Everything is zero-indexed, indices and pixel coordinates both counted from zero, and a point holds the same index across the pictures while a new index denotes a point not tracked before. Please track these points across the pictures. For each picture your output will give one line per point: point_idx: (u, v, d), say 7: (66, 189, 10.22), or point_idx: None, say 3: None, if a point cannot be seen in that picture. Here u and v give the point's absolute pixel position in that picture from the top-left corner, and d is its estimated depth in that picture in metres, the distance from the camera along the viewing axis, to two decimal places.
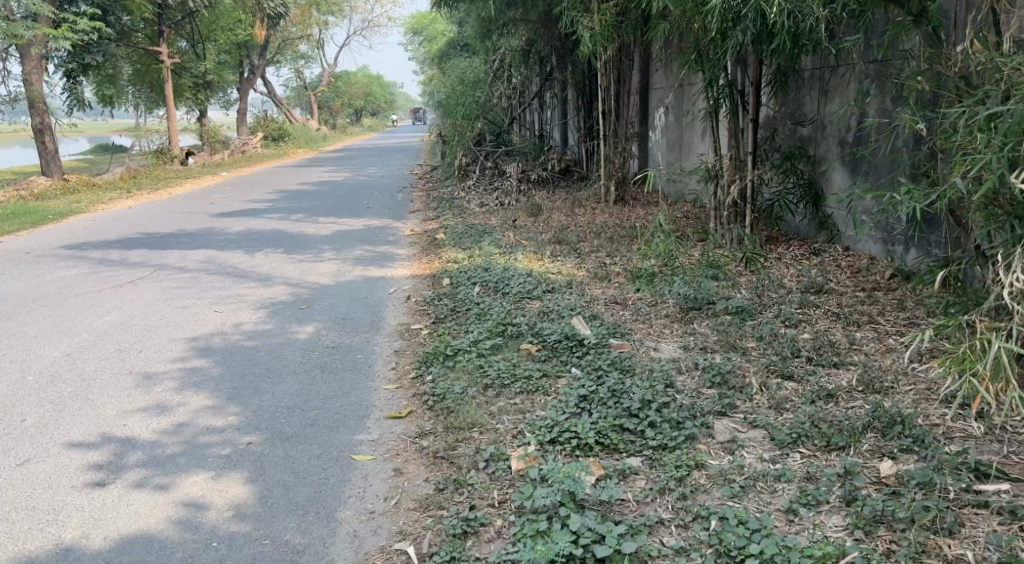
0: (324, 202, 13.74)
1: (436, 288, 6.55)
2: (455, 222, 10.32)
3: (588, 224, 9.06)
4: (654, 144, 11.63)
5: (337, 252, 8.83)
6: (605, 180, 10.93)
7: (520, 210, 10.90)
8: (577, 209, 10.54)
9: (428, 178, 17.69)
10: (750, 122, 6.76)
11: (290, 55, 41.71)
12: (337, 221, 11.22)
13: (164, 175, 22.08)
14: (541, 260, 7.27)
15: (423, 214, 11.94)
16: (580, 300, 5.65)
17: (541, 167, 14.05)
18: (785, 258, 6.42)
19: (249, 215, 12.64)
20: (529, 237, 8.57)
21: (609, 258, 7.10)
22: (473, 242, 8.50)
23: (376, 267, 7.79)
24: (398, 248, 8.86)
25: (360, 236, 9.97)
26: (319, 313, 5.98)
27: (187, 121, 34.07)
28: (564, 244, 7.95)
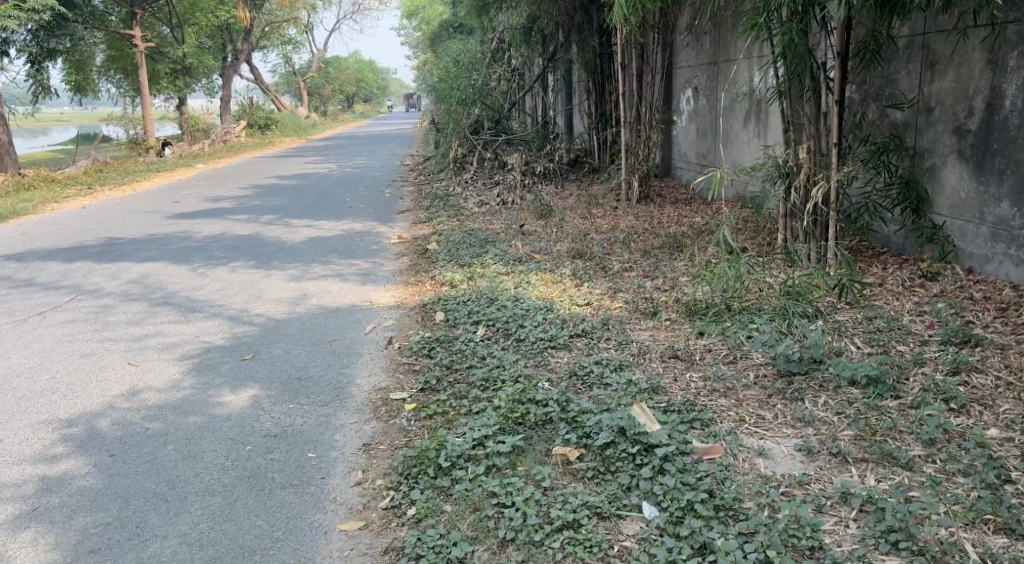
0: (303, 200, 12.17)
1: (426, 326, 4.97)
2: (450, 227, 8.74)
3: (612, 232, 7.47)
4: (682, 132, 10.08)
5: (306, 264, 7.24)
6: (627, 175, 9.37)
7: (528, 211, 9.31)
8: (594, 210, 8.96)
9: (420, 170, 16.12)
10: (834, 105, 5.14)
11: (277, 39, 39.92)
12: (313, 225, 9.65)
13: (136, 169, 20.46)
14: (561, 284, 5.70)
15: (414, 215, 10.37)
16: (624, 352, 4.09)
17: (547, 158, 12.50)
18: (891, 285, 4.86)
19: (214, 216, 11.06)
20: (541, 249, 6.99)
21: (649, 282, 5.53)
22: (472, 256, 6.92)
23: (351, 289, 6.20)
24: (381, 261, 7.29)
25: (337, 244, 8.38)
26: (264, 369, 4.40)
27: (166, 110, 32.31)
28: (587, 261, 6.38)
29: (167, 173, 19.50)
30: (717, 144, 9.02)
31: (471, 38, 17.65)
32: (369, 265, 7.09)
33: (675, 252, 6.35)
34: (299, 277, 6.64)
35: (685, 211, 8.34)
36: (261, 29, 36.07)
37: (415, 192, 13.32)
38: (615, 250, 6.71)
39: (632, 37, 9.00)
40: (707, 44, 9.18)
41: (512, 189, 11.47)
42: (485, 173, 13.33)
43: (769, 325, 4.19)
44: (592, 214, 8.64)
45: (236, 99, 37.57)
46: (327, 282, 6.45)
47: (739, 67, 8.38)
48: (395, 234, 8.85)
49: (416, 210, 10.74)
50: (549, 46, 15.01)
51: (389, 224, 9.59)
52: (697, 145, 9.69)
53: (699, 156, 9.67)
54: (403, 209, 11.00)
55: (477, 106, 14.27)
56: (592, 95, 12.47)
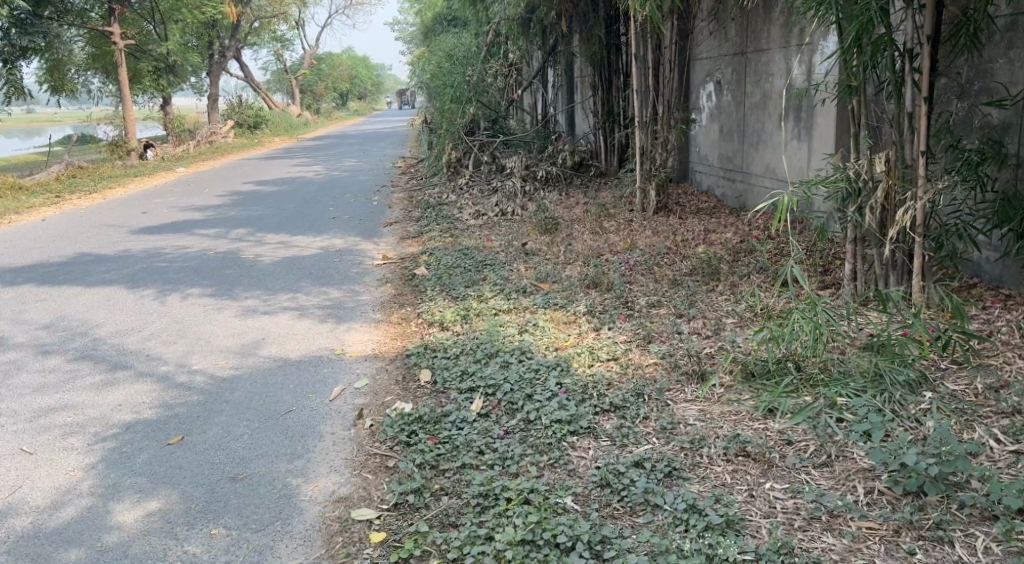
0: (283, 209, 11.10)
1: (407, 392, 3.88)
2: (443, 245, 7.68)
3: (631, 253, 6.42)
4: (701, 132, 9.03)
5: (271, 288, 6.18)
6: (643, 182, 8.31)
7: (530, 225, 8.25)
8: (606, 223, 7.91)
9: (413, 173, 15.04)
10: (925, 105, 4.08)
11: (267, 36, 38.75)
12: (288, 239, 8.58)
13: (113, 174, 19.37)
14: (578, 327, 4.64)
15: (403, 227, 9.32)
16: (671, 445, 3.03)
17: (549, 161, 11.45)
18: (1006, 334, 3.80)
19: (182, 228, 9.98)
20: (548, 276, 5.92)
21: (688, 324, 4.50)
22: (466, 286, 5.85)
23: (320, 327, 5.12)
24: (359, 287, 6.23)
25: (312, 264, 7.31)
26: (196, 458, 3.35)
27: (150, 110, 31.17)
28: (606, 293, 5.32)
29: (144, 179, 18.41)
30: (745, 146, 7.98)
31: (466, 32, 16.60)
32: (344, 291, 6.03)
33: (712, 282, 5.29)
34: (260, 309, 5.57)
35: (711, 224, 7.29)
36: (250, 25, 34.95)
37: (406, 198, 12.25)
38: (637, 278, 5.65)
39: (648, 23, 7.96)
40: (732, 32, 8.15)
41: (512, 197, 10.40)
42: (483, 177, 12.25)
43: (871, 403, 3.17)
44: (605, 230, 7.58)
45: (225, 98, 36.43)
46: (291, 316, 5.37)
47: (772, 58, 7.33)
48: (381, 252, 7.79)
49: (405, 222, 9.69)
50: (550, 38, 14.00)
51: (374, 239, 8.52)
52: (719, 146, 8.63)
53: (721, 160, 8.61)
54: (391, 220, 9.93)
55: (472, 104, 13.21)
56: (598, 92, 11.44)
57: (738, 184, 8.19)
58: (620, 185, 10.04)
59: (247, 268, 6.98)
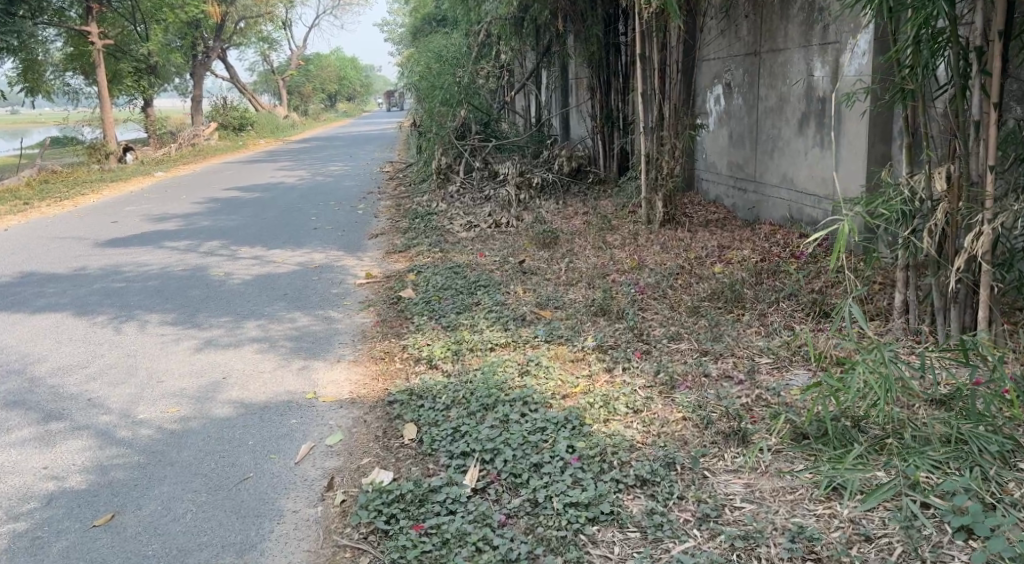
0: (262, 219, 10.49)
1: (388, 452, 3.25)
2: (432, 261, 7.07)
3: (640, 274, 5.82)
4: (708, 137, 8.42)
5: (240, 314, 5.55)
6: (649, 192, 7.69)
7: (528, 238, 7.64)
8: (610, 236, 7.32)
9: (401, 179, 14.40)
10: (995, 112, 3.44)
11: (253, 37, 37.99)
12: (263, 253, 7.96)
13: (88, 179, 18.70)
14: (588, 367, 4.04)
15: (389, 239, 8.72)
16: (718, 544, 2.47)
17: (545, 168, 10.83)
18: None
19: (152, 238, 9.32)
20: (549, 303, 5.31)
21: (718, 363, 3.90)
22: (455, 314, 5.22)
23: (291, 362, 4.50)
24: (338, 313, 5.62)
25: (288, 283, 6.70)
26: (129, 549, 2.75)
27: (131, 112, 30.41)
28: (616, 322, 4.71)
29: (121, 185, 17.76)
30: (759, 153, 7.38)
31: (457, 32, 16.00)
32: (321, 318, 5.42)
33: (738, 310, 4.69)
34: (226, 340, 4.95)
35: (725, 239, 6.68)
36: (235, 26, 34.29)
37: (393, 206, 11.63)
38: (651, 303, 5.04)
39: (654, 21, 7.38)
40: (744, 30, 7.56)
41: (506, 207, 9.78)
42: (475, 183, 11.62)
43: (963, 483, 2.59)
44: (609, 245, 6.98)
45: (209, 99, 35.74)
46: (259, 349, 4.75)
47: (790, 58, 6.74)
48: (364, 269, 7.18)
49: (391, 233, 9.06)
50: (544, 37, 13.43)
51: (357, 254, 7.92)
52: (728, 153, 8.03)
53: (731, 167, 8.00)
54: (377, 231, 9.33)
55: (462, 107, 12.60)
56: (596, 95, 10.85)
57: (750, 193, 7.59)
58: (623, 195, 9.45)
59: (214, 288, 6.36)
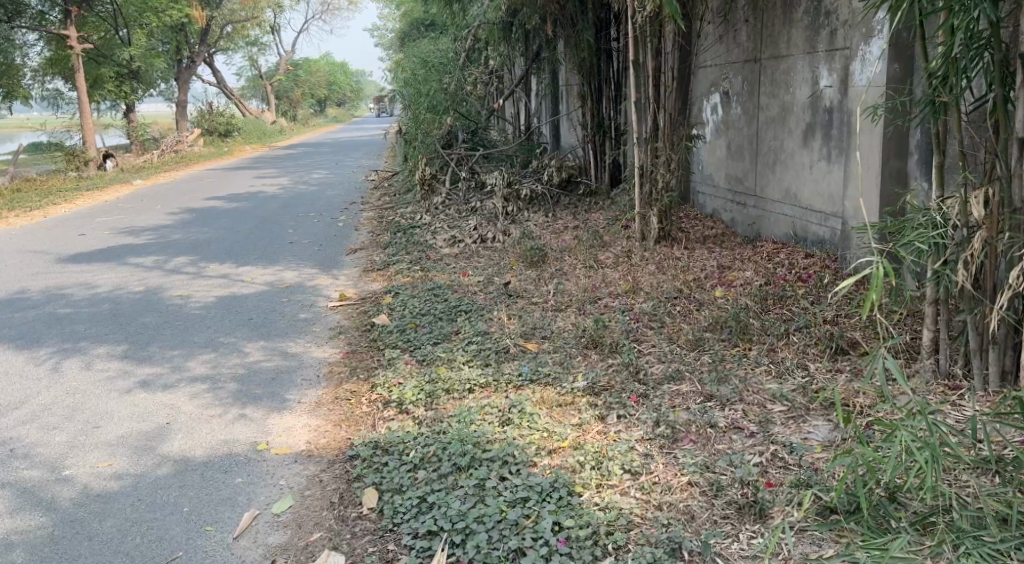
0: (236, 233, 10.02)
1: (344, 528, 2.82)
2: (410, 281, 6.61)
3: (635, 299, 5.36)
4: (705, 148, 7.99)
5: (196, 345, 5.08)
6: (643, 206, 7.23)
7: (515, 256, 7.18)
8: (603, 254, 6.87)
9: (386, 189, 13.94)
10: None
11: (240, 41, 37.46)
12: (232, 272, 7.49)
13: (63, 188, 18.18)
14: (578, 413, 3.58)
15: (368, 255, 8.25)
16: None
17: (534, 179, 10.38)
18: None
19: (118, 253, 8.83)
20: (535, 333, 4.84)
21: (724, 412, 3.45)
22: (431, 346, 4.76)
23: (245, 404, 4.04)
24: (305, 344, 5.15)
25: (254, 308, 6.24)
26: None
27: (113, 118, 29.83)
28: (609, 358, 4.26)
29: (96, 195, 17.24)
30: (759, 166, 6.93)
31: (443, 37, 15.59)
32: (284, 350, 4.95)
33: (745, 344, 4.23)
34: (176, 377, 4.48)
35: (725, 259, 6.23)
36: (221, 30, 33.81)
37: (376, 218, 11.16)
38: (648, 334, 4.57)
39: (647, 26, 6.95)
40: (744, 36, 7.13)
41: (493, 220, 9.31)
42: (461, 194, 11.14)
43: None
44: (602, 265, 6.52)
45: (195, 105, 35.22)
46: (211, 388, 4.28)
47: (793, 65, 6.31)
48: (337, 290, 6.72)
49: (370, 249, 8.60)
50: (534, 42, 13.09)
51: (331, 272, 7.46)
52: (726, 165, 7.59)
53: (729, 180, 7.56)
54: (355, 246, 8.86)
55: (450, 114, 12.26)
56: (586, 103, 10.42)
57: (750, 208, 7.14)
58: (615, 209, 9.01)
59: (173, 314, 5.89)
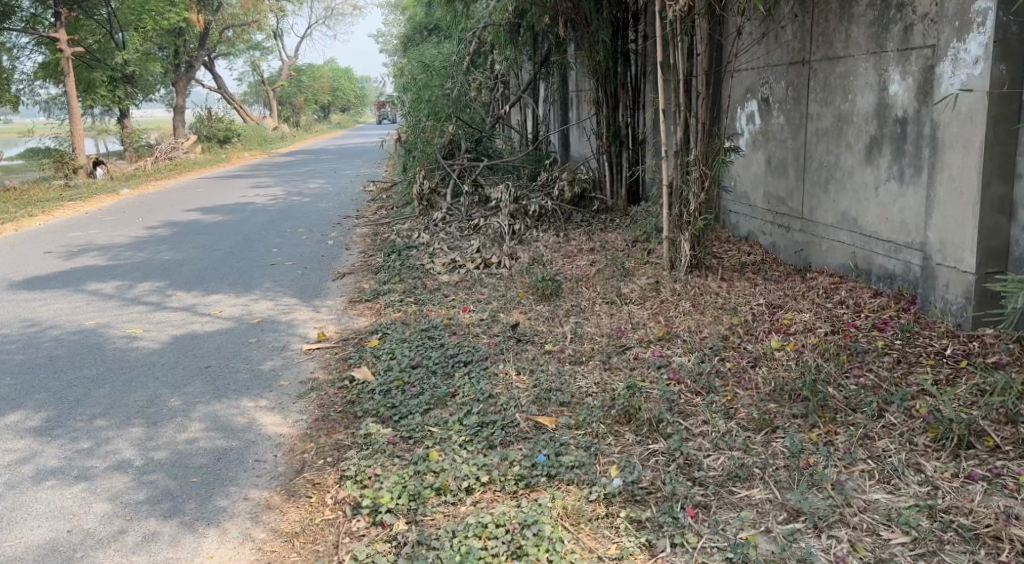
0: (214, 255, 9.16)
1: None
2: (401, 319, 5.71)
3: (673, 349, 4.41)
4: (739, 163, 7.02)
5: (135, 421, 4.21)
6: (671, 230, 6.23)
7: (524, 286, 6.27)
8: (626, 286, 5.92)
9: (384, 202, 13.03)
10: None
11: (241, 45, 36.57)
12: (201, 305, 6.61)
13: (46, 199, 17.36)
14: (616, 542, 2.70)
15: (356, 281, 7.34)
16: None
17: (544, 193, 9.44)
18: None
19: (79, 279, 7.97)
20: (550, 397, 3.91)
21: (818, 546, 2.58)
22: (420, 416, 3.83)
23: (177, 517, 3.17)
24: (268, 414, 4.26)
25: (217, 354, 5.35)
26: None
27: (108, 124, 29.05)
28: (647, 441, 3.31)
29: (80, 206, 16.43)
30: (808, 185, 5.97)
31: (447, 40, 14.70)
32: (240, 430, 4.05)
33: (827, 426, 3.30)
34: (100, 481, 3.61)
35: (774, 294, 5.28)
36: (221, 34, 33.08)
37: (369, 236, 10.26)
38: (697, 404, 3.61)
39: (675, 24, 5.96)
40: (787, 35, 6.17)
41: (499, 241, 8.40)
42: (463, 208, 10.21)
43: None
44: (627, 299, 5.57)
45: (193, 109, 34.45)
46: (140, 499, 3.39)
47: (852, 68, 5.35)
48: (316, 329, 5.82)
49: (360, 273, 7.70)
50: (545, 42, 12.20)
51: (312, 303, 6.57)
52: (765, 181, 6.63)
53: (768, 199, 6.61)
54: (343, 269, 7.98)
55: (452, 122, 11.48)
56: (600, 110, 9.49)
57: (795, 232, 6.19)
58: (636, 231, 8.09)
59: (120, 368, 5.04)
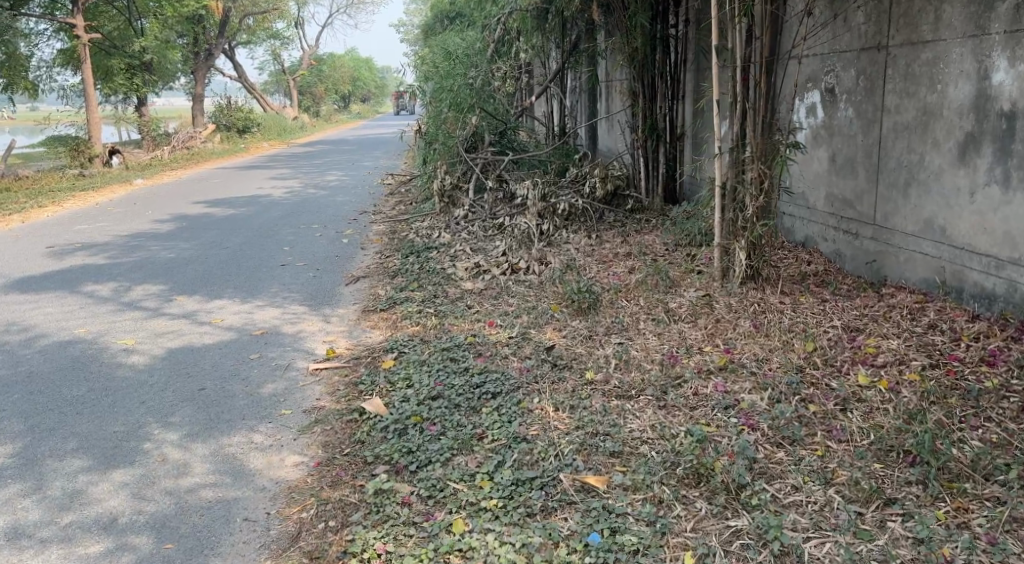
0: (221, 253, 8.59)
1: None
2: (419, 335, 5.07)
3: (739, 384, 3.71)
4: (796, 159, 6.32)
5: (108, 466, 3.61)
6: (723, 236, 5.47)
7: (557, 298, 5.62)
8: (675, 300, 5.23)
9: (402, 197, 12.39)
10: None
11: (262, 33, 35.98)
12: (201, 312, 6.01)
13: (58, 188, 16.90)
14: None
15: (371, 287, 6.70)
16: None
17: (577, 192, 8.69)
18: None
19: (74, 279, 7.40)
20: (597, 443, 3.27)
21: None
22: (441, 468, 3.20)
23: None
24: (262, 455, 3.64)
25: (210, 372, 4.74)
26: None
27: (125, 111, 28.55)
28: (730, 518, 2.75)
29: (91, 195, 15.95)
30: (883, 187, 5.26)
31: (472, 26, 14.07)
32: (229, 481, 3.44)
33: (956, 501, 2.75)
34: (60, 555, 3.04)
35: (848, 315, 4.60)
36: (241, 22, 32.61)
37: (386, 234, 9.63)
38: (779, 462, 3.01)
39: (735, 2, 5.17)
40: (859, 16, 5.42)
41: (526, 244, 7.74)
42: (487, 206, 9.52)
43: None
44: (677, 316, 4.88)
45: (212, 98, 34.01)
46: None
47: (945, 56, 4.62)
48: (324, 345, 5.20)
49: (376, 277, 7.08)
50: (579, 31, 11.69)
51: (322, 312, 5.95)
52: (829, 181, 5.92)
53: (831, 201, 5.91)
54: (357, 272, 7.37)
55: (474, 112, 11.08)
56: (636, 102, 8.80)
57: (865, 239, 5.48)
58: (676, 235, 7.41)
59: (104, 393, 4.48)
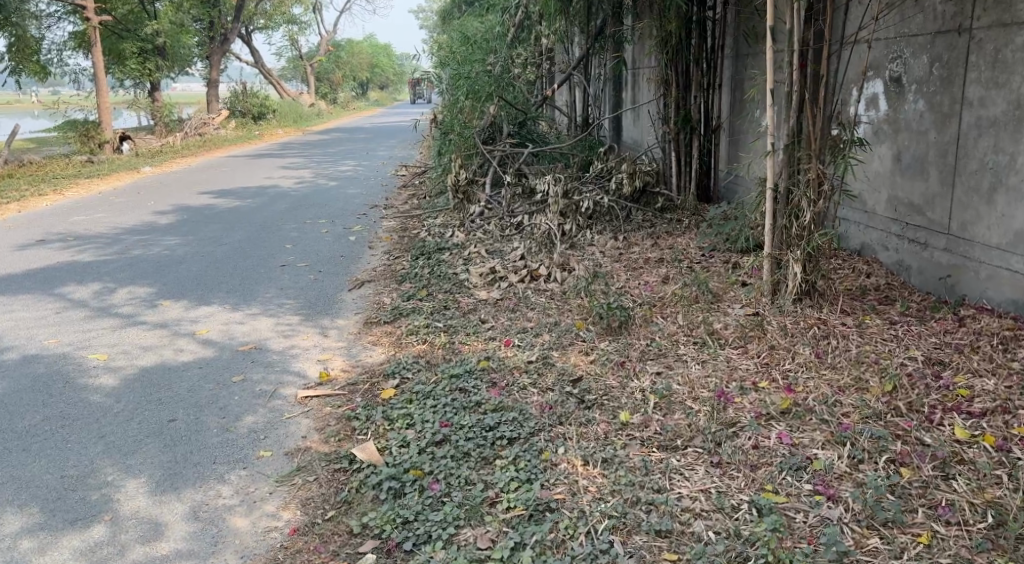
0: (220, 252, 8.01)
1: None
2: (425, 356, 4.46)
3: (812, 435, 3.08)
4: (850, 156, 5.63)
5: (50, 527, 3.03)
6: (775, 246, 4.79)
7: (581, 313, 4.97)
8: (718, 318, 4.57)
9: (416, 191, 11.77)
10: None
11: (279, 18, 35.40)
12: (186, 324, 5.42)
13: (63, 175, 16.42)
14: None
15: (377, 295, 6.09)
16: None
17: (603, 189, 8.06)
18: None
19: (57, 281, 6.84)
20: (639, 516, 2.70)
21: None
22: (442, 552, 2.65)
23: None
24: (229, 516, 3.03)
25: (185, 398, 4.13)
26: None
27: (137, 97, 28.04)
28: None
29: (97, 183, 15.45)
30: (962, 192, 4.59)
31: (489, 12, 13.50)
32: (188, 556, 2.84)
33: None
34: None
35: (928, 343, 3.95)
36: (258, 6, 32.10)
37: (396, 231, 9.01)
38: (871, 557, 2.50)
39: None
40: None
41: (546, 246, 7.11)
42: (504, 202, 8.87)
43: None
44: (723, 340, 4.22)
45: (228, 84, 33.52)
46: None
47: None
48: (317, 366, 4.58)
49: (382, 283, 6.47)
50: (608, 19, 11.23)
51: (320, 324, 5.36)
52: (892, 183, 5.23)
53: (894, 205, 5.22)
54: (362, 276, 6.77)
55: (493, 101, 10.46)
56: (668, 92, 8.17)
57: (937, 250, 4.81)
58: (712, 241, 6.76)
59: (61, 423, 3.88)
